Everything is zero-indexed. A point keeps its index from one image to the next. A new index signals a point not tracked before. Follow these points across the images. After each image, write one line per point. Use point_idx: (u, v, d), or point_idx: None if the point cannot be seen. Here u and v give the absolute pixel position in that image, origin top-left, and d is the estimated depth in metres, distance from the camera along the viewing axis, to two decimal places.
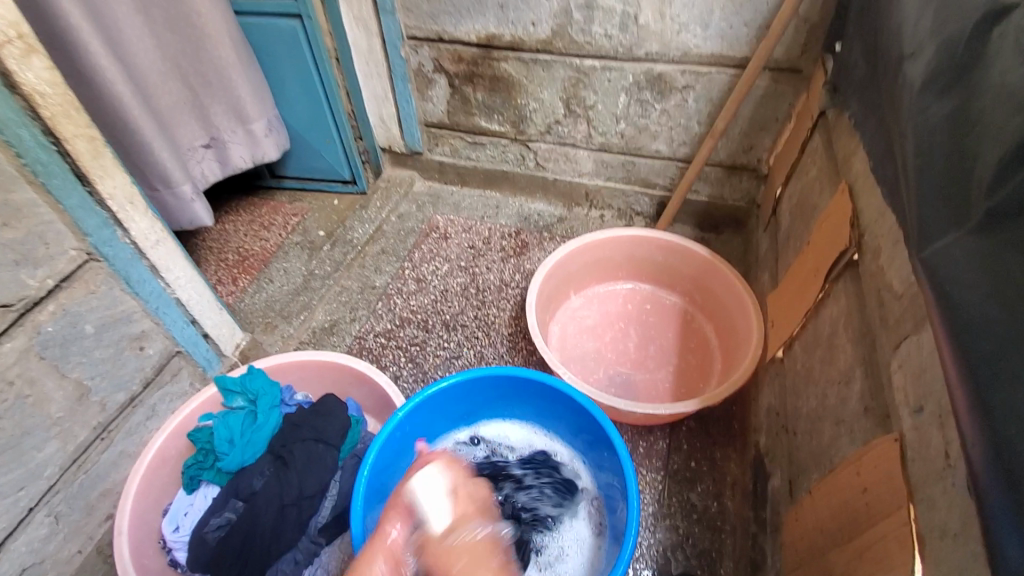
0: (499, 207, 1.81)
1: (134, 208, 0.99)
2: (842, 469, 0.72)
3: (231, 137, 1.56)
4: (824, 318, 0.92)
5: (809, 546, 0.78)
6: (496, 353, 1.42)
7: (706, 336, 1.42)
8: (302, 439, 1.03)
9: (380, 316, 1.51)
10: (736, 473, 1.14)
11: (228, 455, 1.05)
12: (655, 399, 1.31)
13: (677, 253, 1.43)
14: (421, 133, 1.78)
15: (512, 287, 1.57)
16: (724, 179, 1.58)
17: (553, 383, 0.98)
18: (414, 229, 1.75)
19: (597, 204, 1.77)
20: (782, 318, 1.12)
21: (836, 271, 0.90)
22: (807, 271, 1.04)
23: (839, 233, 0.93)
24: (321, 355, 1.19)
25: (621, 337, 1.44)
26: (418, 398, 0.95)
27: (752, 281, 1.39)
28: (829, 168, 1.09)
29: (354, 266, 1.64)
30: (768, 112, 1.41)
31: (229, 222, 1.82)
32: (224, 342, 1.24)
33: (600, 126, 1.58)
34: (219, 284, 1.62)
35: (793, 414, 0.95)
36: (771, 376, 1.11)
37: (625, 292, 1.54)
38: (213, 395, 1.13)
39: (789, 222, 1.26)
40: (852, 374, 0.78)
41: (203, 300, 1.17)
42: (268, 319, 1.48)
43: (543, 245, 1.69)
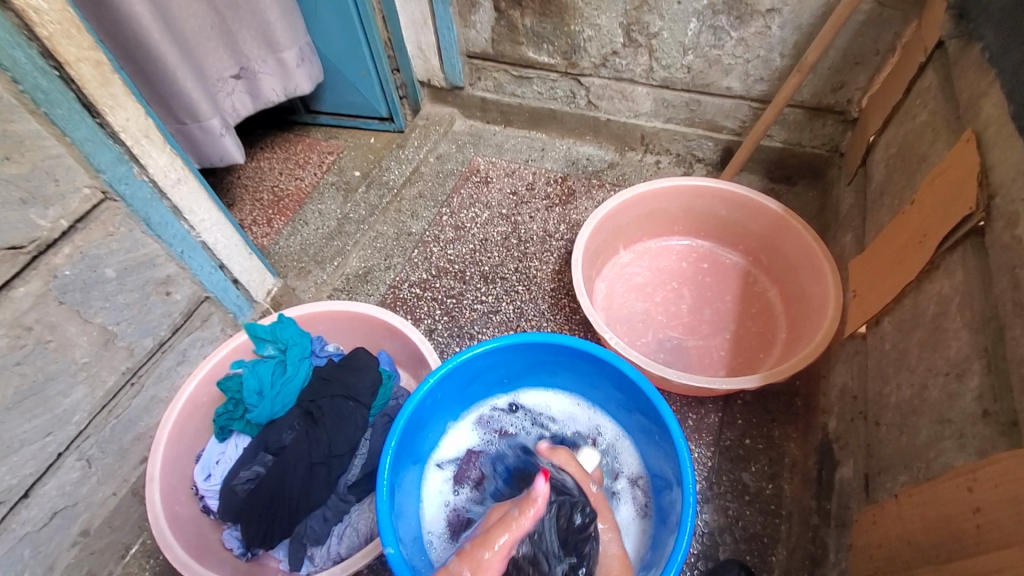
0: (545, 149, 1.67)
1: (150, 142, 0.92)
2: (945, 479, 0.61)
3: (262, 67, 1.46)
4: (930, 294, 0.77)
5: (889, 556, 0.68)
6: (537, 309, 1.32)
7: (771, 302, 1.28)
8: (331, 395, 0.98)
9: (416, 264, 1.43)
10: (796, 455, 1.04)
11: (257, 407, 1.01)
12: (708, 368, 1.20)
13: (745, 208, 1.28)
14: (463, 65, 1.63)
15: (556, 239, 1.45)
16: (805, 123, 1.38)
17: (600, 353, 0.89)
18: (453, 172, 1.64)
19: (654, 149, 1.60)
20: (869, 288, 0.97)
21: (952, 239, 0.75)
22: (909, 236, 0.88)
23: (960, 192, 0.77)
24: (353, 306, 1.13)
25: (673, 298, 1.32)
26: (451, 362, 0.88)
27: (830, 242, 1.23)
28: (949, 111, 0.90)
29: (390, 210, 1.55)
30: (869, 41, 1.19)
31: (264, 160, 1.75)
32: (256, 289, 1.20)
33: (663, 58, 1.39)
34: (253, 225, 1.57)
35: (876, 401, 0.83)
36: (848, 354, 0.98)
37: (680, 249, 1.40)
38: (245, 342, 1.09)
39: (884, 175, 1.08)
40: (966, 367, 0.65)
41: (231, 244, 1.11)
42: (302, 263, 1.42)
43: (591, 193, 1.55)
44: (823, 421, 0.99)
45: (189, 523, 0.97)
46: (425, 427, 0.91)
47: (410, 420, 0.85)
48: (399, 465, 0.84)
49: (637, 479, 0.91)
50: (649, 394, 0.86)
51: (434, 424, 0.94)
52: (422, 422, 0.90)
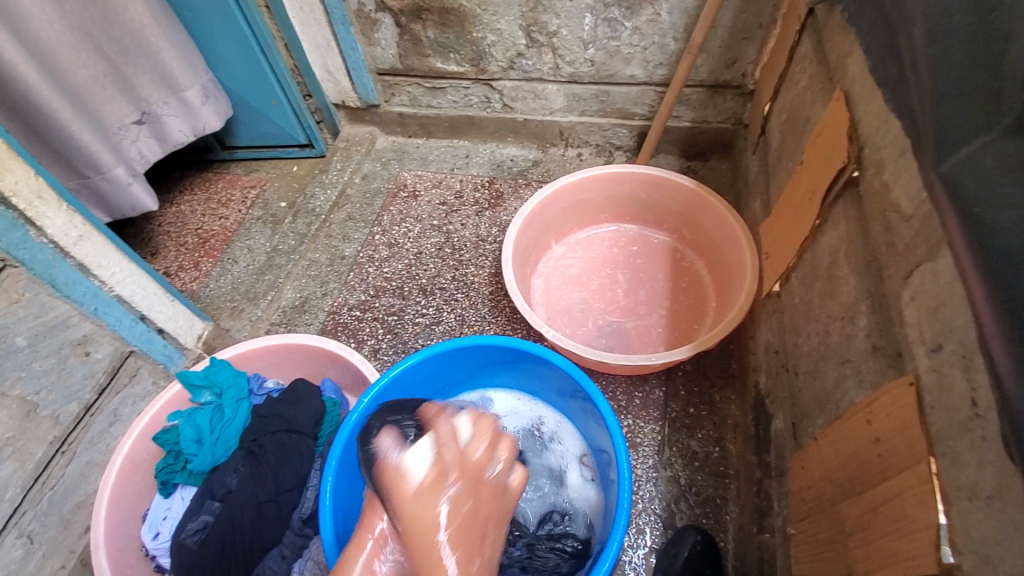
0: (469, 156, 1.68)
1: (45, 203, 0.87)
2: (850, 416, 0.66)
3: (164, 109, 1.41)
4: (823, 246, 0.83)
5: (818, 495, 0.73)
6: (478, 314, 1.34)
7: (699, 274, 1.33)
8: (273, 431, 0.96)
9: (353, 287, 1.42)
10: (737, 415, 1.09)
11: (197, 455, 0.99)
12: (648, 346, 1.24)
13: (662, 187, 1.33)
14: (374, 83, 1.63)
15: (490, 243, 1.47)
16: (708, 101, 1.44)
17: (527, 346, 0.91)
18: (380, 190, 1.63)
19: (573, 142, 1.64)
20: (777, 248, 1.03)
21: (834, 192, 0.80)
22: (802, 194, 0.93)
23: (835, 149, 0.82)
24: (288, 338, 1.11)
25: (608, 283, 1.35)
26: (384, 378, 0.89)
27: (744, 210, 1.29)
28: (822, 74, 0.96)
29: (321, 237, 1.53)
30: (751, 17, 1.26)
31: (184, 203, 1.69)
32: (183, 334, 1.15)
33: (566, 54, 1.42)
34: (180, 271, 1.52)
35: (794, 353, 0.89)
36: (768, 312, 1.04)
37: (609, 235, 1.44)
38: (180, 391, 1.06)
39: (779, 141, 1.15)
40: (857, 309, 0.70)
41: (149, 293, 1.07)
42: (234, 303, 1.39)
43: (518, 193, 1.57)
44: (755, 380, 1.04)
45: None
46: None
47: (349, 441, 0.86)
48: (344, 486, 0.86)
49: (583, 460, 0.94)
50: (578, 377, 0.88)
51: None
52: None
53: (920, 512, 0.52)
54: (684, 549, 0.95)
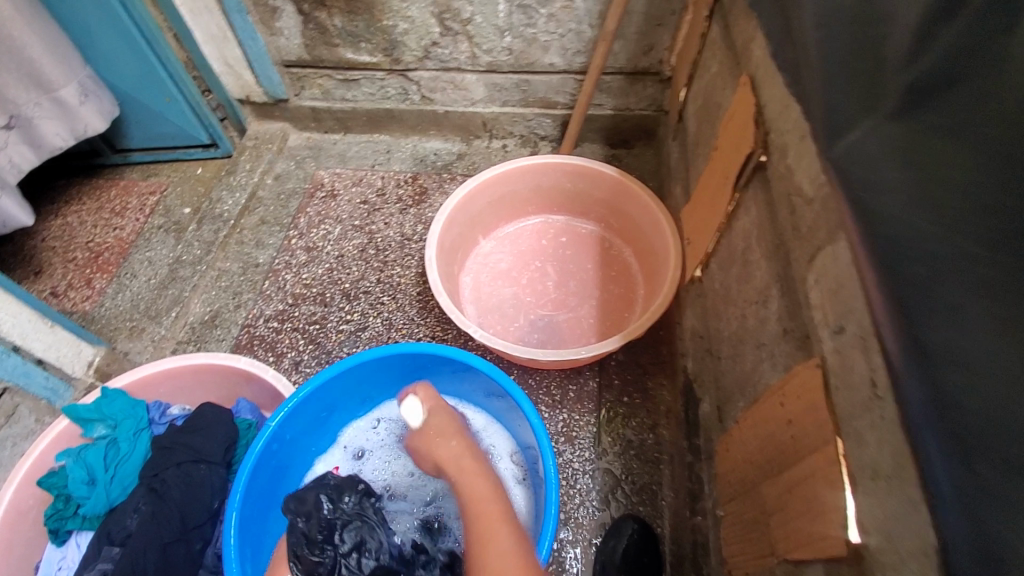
0: (390, 151, 1.61)
1: None
2: (767, 398, 0.66)
3: (37, 111, 1.24)
4: (738, 231, 0.83)
5: (742, 478, 0.74)
6: (405, 317, 1.28)
7: (628, 263, 1.33)
8: (178, 463, 0.88)
9: (269, 297, 1.32)
10: (669, 401, 1.10)
11: (89, 498, 0.89)
12: (581, 338, 1.23)
13: (586, 177, 1.31)
14: (281, 76, 1.52)
15: (416, 241, 1.41)
16: (628, 88, 1.44)
17: (445, 350, 0.87)
18: (296, 190, 1.53)
19: (497, 134, 1.60)
20: (698, 235, 1.04)
21: (744, 177, 0.81)
22: (717, 180, 0.94)
23: (744, 133, 0.83)
24: (193, 359, 1.02)
25: (539, 276, 1.33)
26: (293, 399, 0.83)
27: (667, 196, 1.30)
28: (730, 60, 0.97)
29: (230, 244, 1.42)
30: (663, 3, 1.27)
31: (72, 214, 1.52)
32: (69, 363, 1.03)
33: (483, 43, 1.38)
34: (69, 290, 1.37)
35: (716, 337, 0.89)
36: (692, 298, 1.05)
37: (537, 228, 1.42)
38: (69, 427, 0.94)
39: (695, 126, 1.16)
40: (768, 293, 0.70)
41: (22, 321, 0.95)
42: (133, 322, 1.26)
43: (444, 188, 1.52)
44: (683, 365, 1.05)
45: None
46: (283, 470, 0.86)
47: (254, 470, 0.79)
48: (250, 521, 0.79)
49: (514, 458, 0.91)
50: (499, 377, 0.86)
51: (293, 465, 0.88)
52: (276, 467, 0.84)
53: (829, 492, 0.52)
54: (624, 539, 0.94)
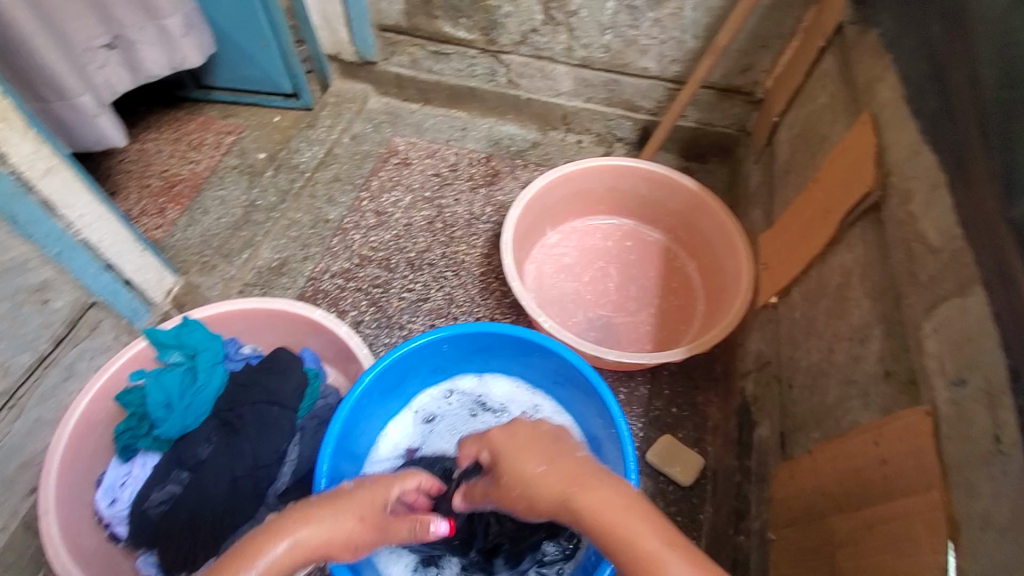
0: (465, 129, 1.62)
1: (6, 126, 0.75)
2: (854, 435, 0.68)
3: (139, 35, 1.26)
4: (834, 265, 0.84)
5: (804, 507, 0.75)
6: (467, 295, 1.30)
7: (690, 276, 1.34)
8: (253, 402, 0.91)
9: (336, 254, 1.35)
10: (717, 418, 1.12)
11: (166, 421, 0.91)
12: (636, 343, 1.24)
13: (664, 186, 1.32)
14: (375, 39, 1.53)
15: (483, 222, 1.43)
16: (716, 104, 1.44)
17: (530, 336, 0.89)
18: (371, 153, 1.55)
19: (574, 129, 1.60)
20: (777, 262, 1.04)
21: (852, 215, 0.82)
22: (813, 211, 0.95)
23: (857, 171, 0.83)
24: (270, 303, 1.04)
25: (601, 275, 1.34)
26: (382, 362, 0.85)
27: (741, 217, 1.31)
28: (845, 95, 0.97)
29: (304, 196, 1.44)
30: (772, 26, 1.26)
31: (150, 141, 1.56)
32: (151, 288, 1.06)
33: (582, 37, 1.38)
34: (143, 216, 1.40)
35: (788, 366, 0.91)
36: (760, 322, 1.06)
37: (605, 228, 1.43)
38: (145, 349, 0.98)
39: (787, 153, 1.16)
40: (868, 332, 0.72)
41: (120, 241, 0.96)
42: (205, 257, 1.29)
43: (515, 173, 1.53)
44: (740, 387, 1.07)
45: (96, 559, 0.87)
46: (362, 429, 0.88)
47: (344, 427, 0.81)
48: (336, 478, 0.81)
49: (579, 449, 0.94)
50: (579, 367, 0.88)
51: (370, 425, 0.90)
52: (358, 426, 0.87)
53: (927, 535, 0.53)
54: None
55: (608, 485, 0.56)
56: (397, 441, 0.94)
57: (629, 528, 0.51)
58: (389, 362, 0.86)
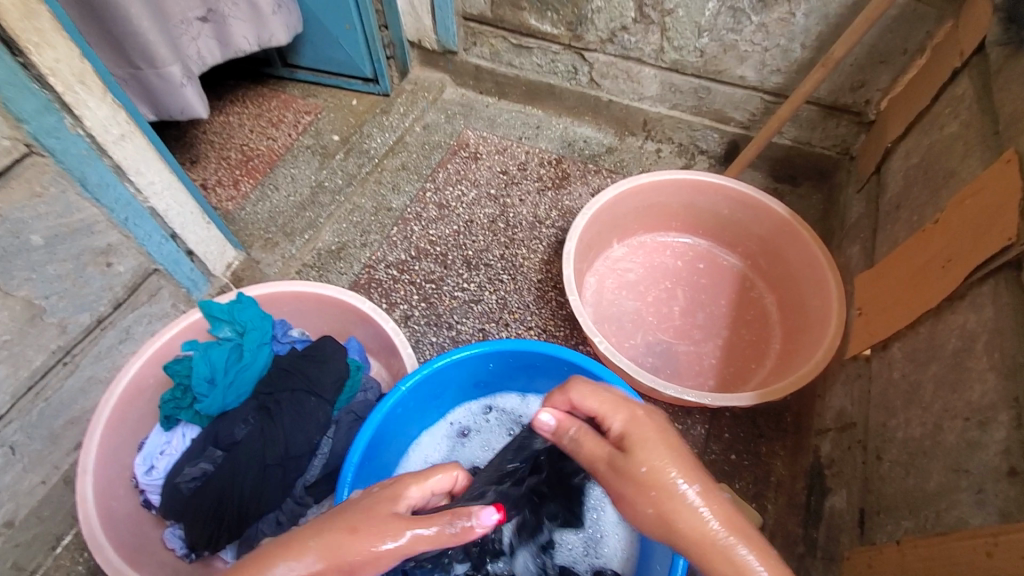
0: (540, 127, 1.56)
1: (86, 90, 0.79)
2: (960, 537, 0.57)
3: (232, 10, 1.29)
4: (953, 326, 0.71)
5: None
6: (521, 302, 1.24)
7: (766, 310, 1.22)
8: (292, 389, 0.89)
9: (394, 244, 1.33)
10: (782, 473, 1.00)
11: (207, 397, 0.91)
12: (697, 376, 1.14)
13: (748, 209, 1.20)
14: (457, 28, 1.50)
15: (547, 226, 1.36)
16: (818, 122, 1.30)
17: (584, 362, 0.83)
18: (441, 144, 1.52)
19: (655, 136, 1.50)
20: (875, 309, 0.91)
21: (984, 270, 0.69)
22: (930, 257, 0.81)
23: (996, 217, 0.70)
24: (322, 289, 1.03)
25: (666, 298, 1.24)
26: (425, 369, 0.80)
27: (835, 251, 1.16)
28: (986, 125, 0.83)
29: (370, 181, 1.43)
30: (897, 40, 1.11)
31: (234, 114, 1.60)
32: (213, 261, 1.09)
33: (675, 38, 1.28)
34: (217, 187, 1.44)
35: (878, 434, 0.78)
36: (847, 375, 0.93)
37: (676, 246, 1.32)
38: (200, 321, 1.00)
39: (900, 185, 1.02)
40: (993, 415, 0.59)
41: (186, 212, 1.00)
42: (268, 234, 1.30)
43: (586, 178, 1.45)
44: (815, 444, 0.94)
45: (128, 522, 0.88)
46: (395, 435, 0.84)
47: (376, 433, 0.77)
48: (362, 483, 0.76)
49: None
50: None
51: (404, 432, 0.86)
52: (392, 431, 0.83)
53: None
54: None
55: (686, 502, 0.49)
56: (429, 452, 0.89)
57: (731, 562, 0.46)
58: (430, 371, 0.81)
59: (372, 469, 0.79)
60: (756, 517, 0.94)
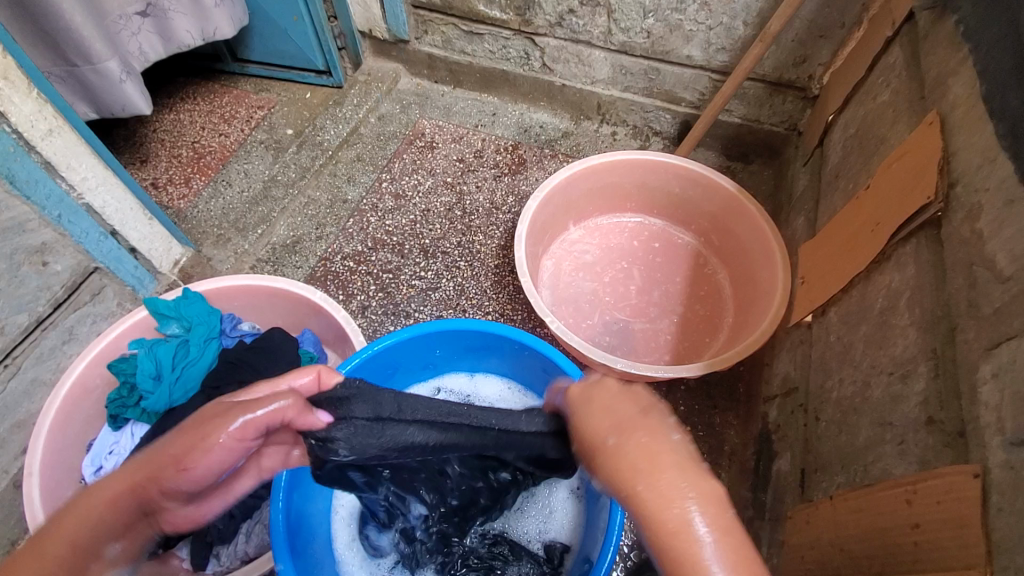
0: (495, 114, 1.55)
1: (10, 85, 0.77)
2: (884, 488, 0.58)
3: (174, 5, 1.26)
4: (880, 286, 0.73)
5: (817, 559, 0.66)
6: (478, 288, 1.24)
7: (720, 285, 1.24)
8: (240, 380, 0.89)
9: (350, 235, 1.32)
10: (735, 442, 1.02)
11: (153, 394, 0.90)
12: (654, 352, 1.15)
13: (699, 186, 1.22)
14: (407, 16, 1.49)
15: (504, 212, 1.36)
16: (765, 98, 1.32)
17: (525, 337, 0.83)
18: (396, 135, 1.51)
19: (609, 119, 1.51)
20: (815, 276, 0.93)
21: (905, 230, 0.70)
22: (862, 222, 0.83)
23: (916, 178, 0.72)
24: (272, 281, 1.02)
25: (622, 277, 1.26)
26: (366, 352, 0.81)
27: (782, 224, 1.19)
28: (912, 91, 0.85)
29: (324, 174, 1.42)
30: (834, 14, 1.13)
31: (184, 111, 1.57)
32: (158, 258, 1.07)
33: (622, 20, 1.29)
34: (168, 185, 1.41)
35: (817, 396, 0.80)
36: (792, 342, 0.95)
37: (631, 227, 1.34)
38: (146, 318, 0.98)
39: (839, 155, 1.04)
40: (911, 367, 0.62)
41: (125, 208, 0.98)
42: (221, 230, 1.28)
43: (543, 163, 1.46)
44: (763, 412, 0.96)
45: None
46: None
47: None
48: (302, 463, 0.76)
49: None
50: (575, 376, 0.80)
51: None
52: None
53: None
54: None
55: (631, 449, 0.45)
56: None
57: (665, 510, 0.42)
58: (371, 354, 0.81)
59: None
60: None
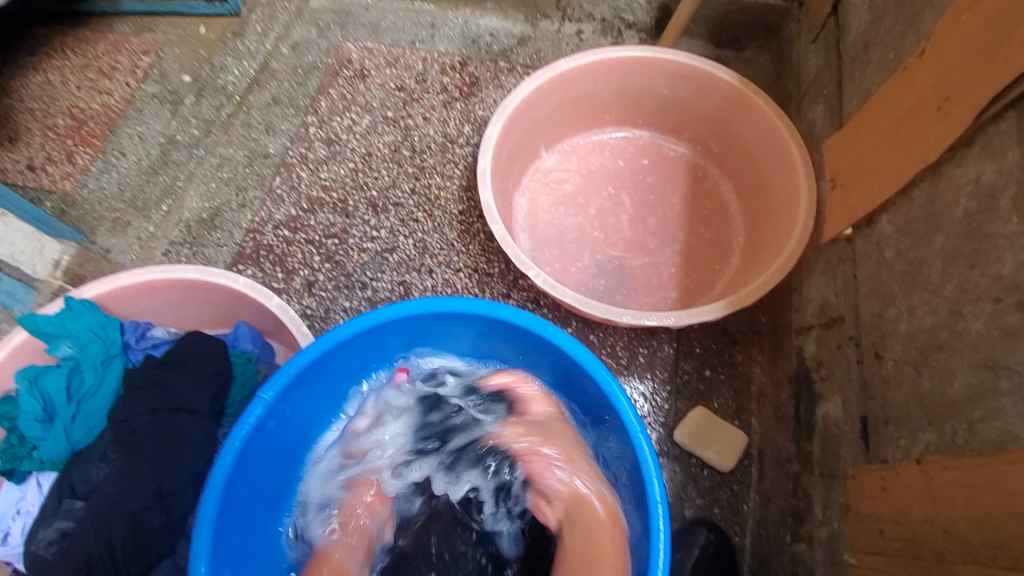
0: (434, 25, 1.28)
1: None
2: (1010, 457, 0.45)
3: None
4: (961, 182, 0.57)
5: (909, 539, 0.53)
6: (443, 241, 1.04)
7: (724, 201, 1.05)
8: (153, 408, 0.70)
9: (280, 198, 1.09)
10: (763, 382, 0.88)
11: (46, 440, 0.71)
12: (657, 290, 0.99)
13: (691, 83, 1.01)
14: None
15: (460, 145, 1.14)
16: None
17: (493, 309, 0.70)
18: (316, 65, 1.23)
19: (572, 15, 1.25)
20: (853, 174, 0.75)
21: (1009, 96, 0.52)
22: (921, 95, 0.64)
23: (1011, 24, 0.53)
24: (181, 271, 0.80)
25: (611, 206, 1.06)
26: (296, 364, 0.66)
27: (791, 117, 0.99)
28: None
29: (235, 126, 1.15)
30: None
31: (53, 70, 1.23)
32: (31, 262, 0.92)
33: None
34: (48, 164, 1.11)
35: (874, 328, 0.65)
36: (825, 262, 0.79)
37: (614, 143, 1.12)
38: (30, 340, 0.77)
39: (864, 21, 0.83)
40: None
41: None
42: (117, 212, 1.03)
43: (499, 79, 1.21)
44: (796, 345, 0.81)
45: None
46: (278, 451, 0.70)
47: (241, 455, 0.62)
48: (232, 520, 0.63)
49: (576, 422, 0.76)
50: (562, 344, 0.69)
51: (296, 438, 0.73)
52: (268, 446, 0.68)
53: None
54: (693, 551, 0.77)
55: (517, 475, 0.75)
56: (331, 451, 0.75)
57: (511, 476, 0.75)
58: (298, 367, 0.66)
59: (247, 494, 0.65)
60: (741, 439, 0.84)
